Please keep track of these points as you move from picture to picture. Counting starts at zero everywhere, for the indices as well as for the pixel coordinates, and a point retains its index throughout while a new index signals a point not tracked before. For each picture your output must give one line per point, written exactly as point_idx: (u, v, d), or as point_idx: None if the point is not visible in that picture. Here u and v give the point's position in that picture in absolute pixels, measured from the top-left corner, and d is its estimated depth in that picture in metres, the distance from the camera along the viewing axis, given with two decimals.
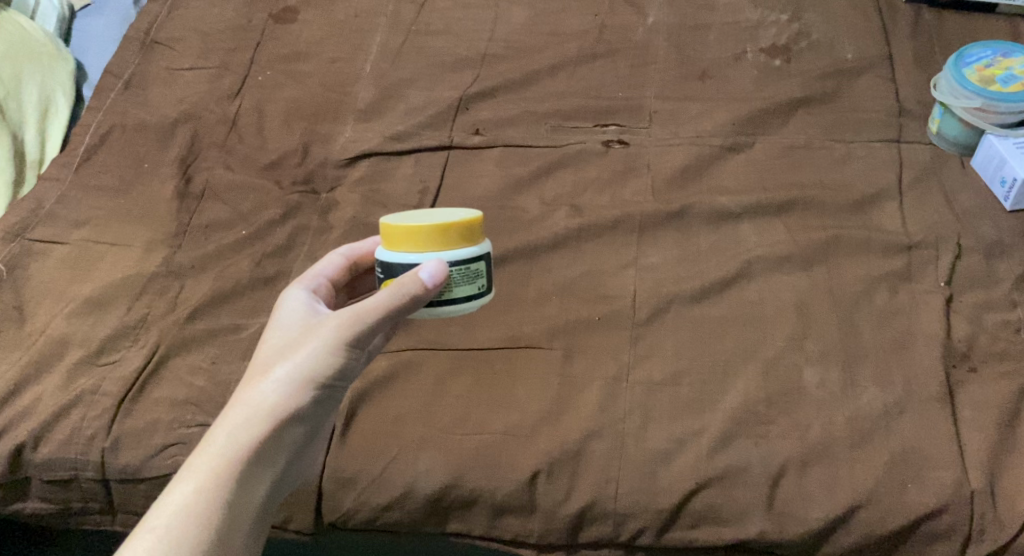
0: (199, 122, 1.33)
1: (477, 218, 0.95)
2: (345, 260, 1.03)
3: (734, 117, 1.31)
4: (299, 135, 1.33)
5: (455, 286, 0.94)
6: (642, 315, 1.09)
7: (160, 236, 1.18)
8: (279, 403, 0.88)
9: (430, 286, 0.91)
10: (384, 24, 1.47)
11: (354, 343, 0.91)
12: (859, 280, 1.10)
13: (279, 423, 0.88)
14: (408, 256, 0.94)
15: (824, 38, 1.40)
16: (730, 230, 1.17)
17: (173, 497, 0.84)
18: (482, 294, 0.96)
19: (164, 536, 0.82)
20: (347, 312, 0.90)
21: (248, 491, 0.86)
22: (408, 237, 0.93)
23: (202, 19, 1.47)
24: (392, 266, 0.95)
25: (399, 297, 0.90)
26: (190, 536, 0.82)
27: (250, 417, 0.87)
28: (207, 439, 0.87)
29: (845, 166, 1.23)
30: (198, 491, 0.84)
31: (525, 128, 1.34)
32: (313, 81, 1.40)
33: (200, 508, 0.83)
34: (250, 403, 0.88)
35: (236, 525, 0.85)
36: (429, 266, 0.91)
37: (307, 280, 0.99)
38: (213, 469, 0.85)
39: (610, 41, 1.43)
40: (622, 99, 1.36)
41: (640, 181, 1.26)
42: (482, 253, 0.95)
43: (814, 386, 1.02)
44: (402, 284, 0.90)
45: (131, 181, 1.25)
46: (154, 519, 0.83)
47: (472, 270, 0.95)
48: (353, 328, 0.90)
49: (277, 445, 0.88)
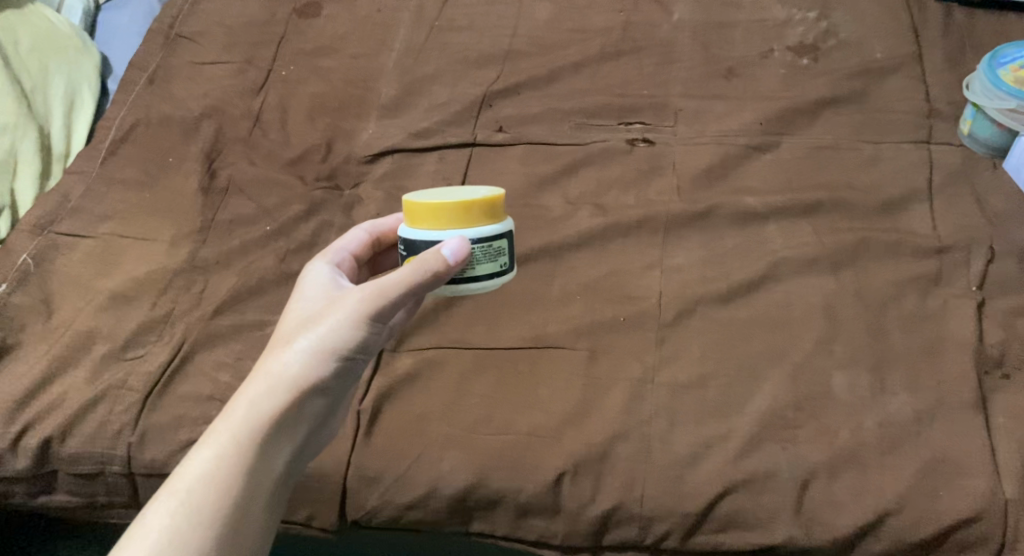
0: (222, 116, 1.33)
1: (500, 196, 0.95)
2: (368, 234, 1.03)
3: (760, 116, 1.30)
4: (323, 131, 1.33)
5: (477, 264, 0.94)
6: (667, 317, 1.08)
7: (184, 231, 1.18)
8: (301, 374, 0.88)
9: (452, 264, 0.90)
10: (408, 19, 1.46)
11: (376, 317, 0.90)
12: (888, 284, 1.09)
13: (300, 395, 0.88)
14: (429, 233, 0.94)
15: (852, 37, 1.38)
16: (757, 231, 1.17)
17: (193, 464, 0.84)
18: (504, 272, 0.96)
19: (184, 501, 0.83)
20: (370, 286, 0.89)
21: (267, 460, 0.86)
22: (429, 214, 0.93)
23: (225, 12, 1.47)
24: (413, 244, 0.95)
25: (421, 274, 0.89)
26: (209, 502, 0.83)
27: (272, 387, 0.87)
28: (229, 407, 0.87)
29: (874, 167, 1.22)
30: (219, 458, 0.84)
31: (549, 126, 1.34)
32: (337, 77, 1.40)
33: (219, 475, 0.84)
34: (271, 373, 0.87)
35: (255, 494, 0.85)
36: (451, 243, 0.91)
37: (331, 253, 0.99)
38: (233, 437, 0.85)
39: (635, 38, 1.42)
40: (647, 97, 1.35)
41: (665, 180, 1.25)
42: (504, 231, 0.95)
43: (843, 391, 1.01)
44: (425, 261, 0.89)
45: (156, 176, 1.25)
46: (175, 484, 0.84)
47: (495, 248, 0.94)
48: (376, 304, 0.89)
49: (298, 416, 0.88)
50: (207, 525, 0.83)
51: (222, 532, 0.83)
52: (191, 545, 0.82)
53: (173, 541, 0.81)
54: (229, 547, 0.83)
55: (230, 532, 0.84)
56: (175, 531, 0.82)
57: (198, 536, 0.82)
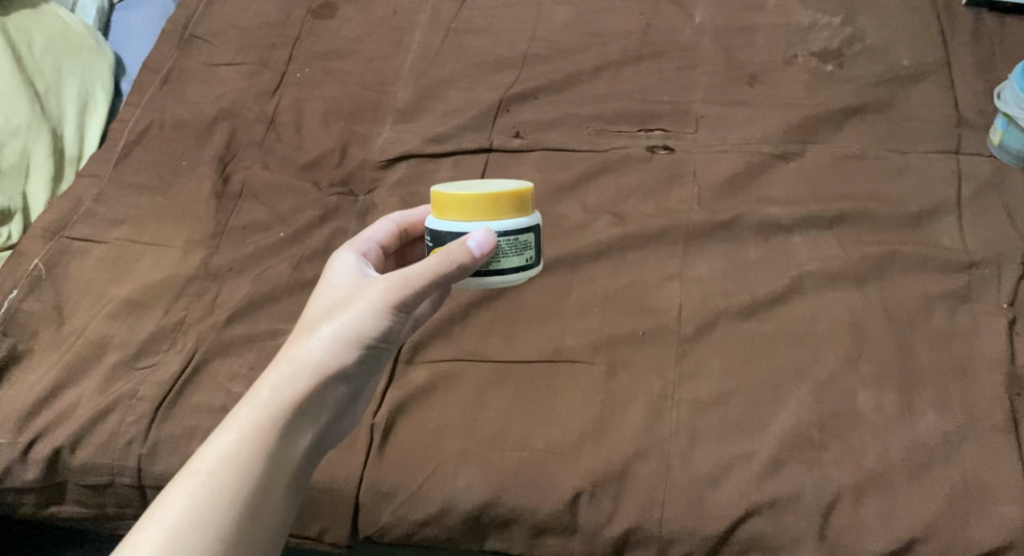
0: (237, 119, 1.31)
1: (527, 190, 0.94)
2: (395, 226, 1.04)
3: (783, 124, 1.28)
4: (338, 135, 1.31)
5: (501, 258, 0.93)
6: (687, 331, 1.06)
7: (198, 237, 1.16)
8: (324, 361, 0.88)
9: (478, 256, 0.90)
10: (425, 21, 1.44)
11: (400, 307, 0.90)
12: (915, 299, 1.06)
13: (323, 381, 0.88)
14: (455, 224, 0.93)
15: (878, 43, 1.36)
16: (780, 243, 1.15)
17: (215, 445, 0.84)
18: (530, 267, 0.94)
19: (205, 481, 0.82)
20: (395, 276, 0.90)
21: (289, 445, 0.86)
22: (456, 205, 0.92)
23: (241, 12, 1.45)
24: (439, 235, 0.94)
25: (445, 265, 0.89)
26: (230, 484, 0.83)
27: (296, 372, 0.87)
28: (253, 391, 0.87)
29: (900, 178, 1.20)
30: (241, 440, 0.84)
31: (566, 132, 1.32)
32: (353, 80, 1.38)
33: (241, 457, 0.83)
34: (296, 359, 0.88)
35: (275, 479, 0.85)
36: (477, 235, 0.90)
37: (357, 243, 1.00)
38: (256, 420, 0.85)
39: (656, 43, 1.39)
40: (667, 103, 1.32)
41: (685, 189, 1.23)
42: (530, 225, 0.94)
43: (869, 410, 0.98)
44: (450, 251, 0.89)
45: (170, 180, 1.23)
46: (196, 465, 0.83)
47: (521, 241, 0.93)
48: (400, 293, 0.89)
49: (320, 402, 0.88)
50: (227, 507, 0.82)
51: (241, 515, 0.82)
52: (211, 526, 0.81)
53: (194, 521, 0.80)
54: (248, 530, 0.82)
55: (249, 515, 0.82)
56: (195, 511, 0.81)
57: (218, 518, 0.81)
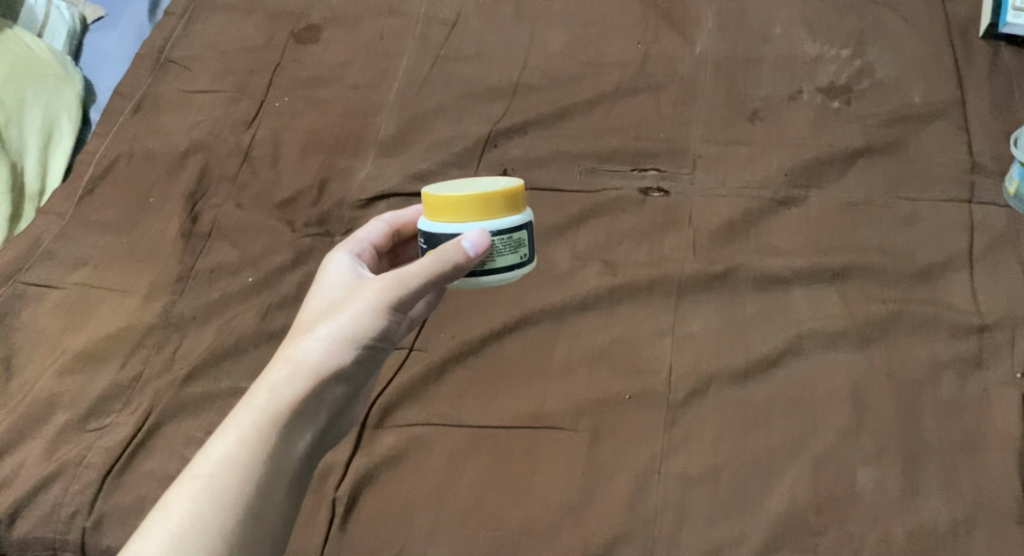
0: (210, 152, 1.25)
1: (519, 187, 0.91)
2: (387, 227, 1.01)
3: (786, 166, 1.21)
4: (317, 169, 1.25)
5: (495, 257, 0.90)
6: (678, 396, 1.00)
7: (161, 282, 1.10)
8: (322, 361, 0.84)
9: (472, 257, 0.87)
10: (412, 47, 1.38)
11: (398, 306, 0.87)
12: (922, 364, 1.00)
13: (321, 382, 0.84)
14: (449, 226, 0.90)
15: (888, 78, 1.29)
16: (780, 297, 1.08)
17: (212, 450, 0.81)
18: (524, 264, 0.92)
19: (204, 487, 0.79)
20: (392, 275, 0.86)
21: (288, 448, 0.82)
22: (448, 207, 0.90)
23: (220, 35, 1.39)
24: (434, 237, 0.91)
25: (441, 264, 0.86)
26: (229, 489, 0.79)
27: (293, 373, 0.83)
28: (249, 394, 0.83)
29: (909, 228, 1.13)
30: (240, 444, 0.80)
31: (556, 170, 1.25)
32: (334, 110, 1.32)
33: (241, 461, 0.80)
34: (292, 361, 0.84)
35: (275, 483, 0.81)
36: (471, 236, 0.88)
37: (351, 244, 0.97)
38: (253, 424, 0.81)
39: (654, 74, 1.33)
40: (664, 140, 1.26)
41: (680, 235, 1.16)
42: (524, 222, 0.91)
43: (870, 489, 0.93)
44: (445, 251, 0.86)
45: (135, 218, 1.17)
46: (194, 471, 0.80)
47: (515, 239, 0.91)
48: (398, 292, 0.86)
49: (318, 403, 0.84)
50: (227, 513, 0.78)
51: (242, 521, 0.79)
52: (211, 533, 0.77)
53: (194, 528, 0.77)
54: (249, 537, 0.79)
55: (251, 520, 0.79)
56: (195, 518, 0.78)
57: (219, 525, 0.78)
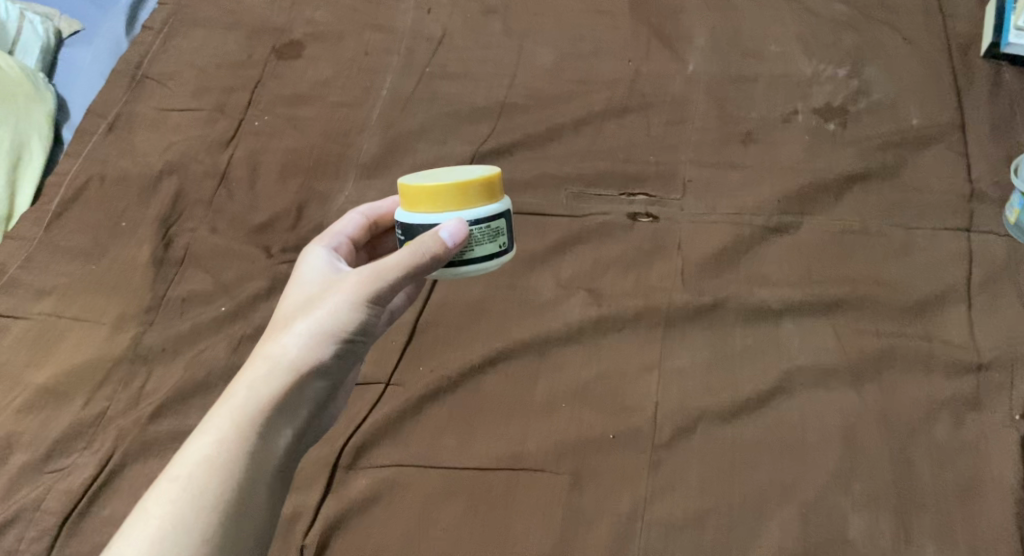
0: (186, 174, 1.21)
1: (496, 175, 0.91)
2: (364, 219, 1.01)
3: (779, 192, 1.17)
4: (296, 192, 1.21)
5: (473, 247, 0.90)
6: (663, 437, 0.97)
7: (130, 311, 1.07)
8: (301, 356, 0.84)
9: (450, 246, 0.87)
10: (397, 64, 1.34)
11: (376, 300, 0.87)
12: (916, 405, 0.97)
13: (301, 376, 0.84)
14: (427, 217, 0.90)
15: (885, 99, 1.25)
16: (770, 330, 1.05)
17: (193, 447, 0.80)
18: (502, 253, 0.92)
19: (187, 485, 0.78)
20: (368, 269, 0.86)
21: (270, 441, 0.82)
22: (426, 198, 0.89)
23: (199, 51, 1.35)
24: (411, 229, 0.91)
25: (418, 256, 0.86)
26: (213, 485, 0.79)
27: (272, 369, 0.83)
28: (229, 390, 0.83)
29: (905, 258, 1.09)
30: (222, 440, 0.80)
31: (542, 193, 1.22)
32: (315, 129, 1.28)
33: (223, 458, 0.79)
34: (271, 357, 0.84)
35: (258, 477, 0.81)
36: (448, 225, 0.88)
37: (327, 239, 0.98)
38: (234, 420, 0.81)
39: (644, 93, 1.29)
40: (653, 163, 1.22)
41: (668, 263, 1.12)
42: (502, 210, 0.91)
43: (861, 539, 0.90)
44: (421, 243, 0.86)
45: (106, 243, 1.13)
46: (177, 468, 0.79)
47: (493, 228, 0.91)
48: (375, 286, 0.86)
49: (299, 397, 0.84)
50: (212, 509, 0.78)
51: (228, 514, 0.79)
52: (197, 529, 0.77)
53: (179, 525, 0.77)
54: (233, 532, 0.79)
55: (236, 514, 0.79)
56: (179, 516, 0.77)
57: (204, 520, 0.78)
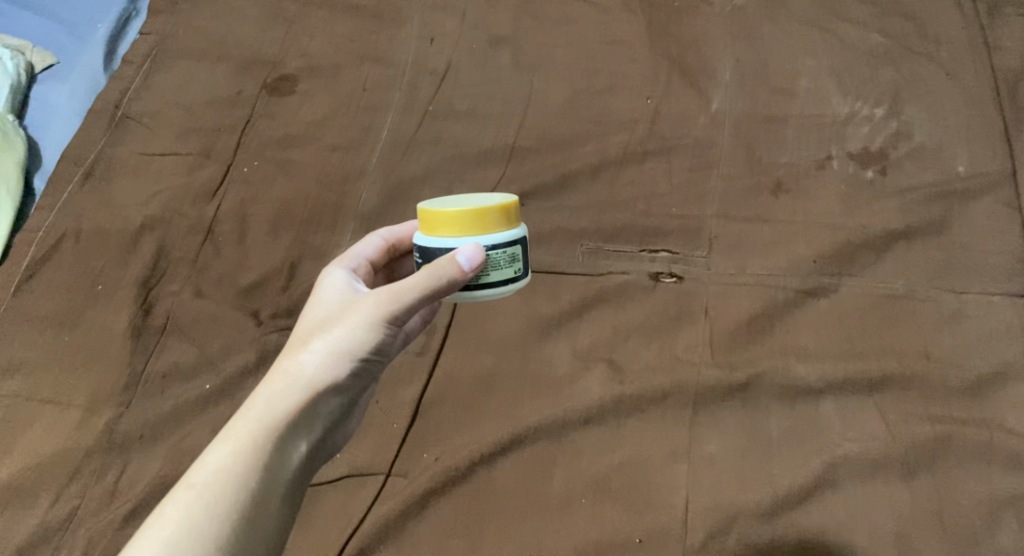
0: (168, 228, 1.11)
1: (515, 200, 0.86)
2: (384, 242, 0.95)
3: (815, 251, 1.08)
4: (289, 247, 1.11)
5: (490, 271, 0.84)
6: (694, 540, 0.90)
7: (104, 392, 0.99)
8: (319, 373, 0.79)
9: (468, 271, 0.82)
10: (398, 101, 1.23)
11: (394, 321, 0.82)
12: (976, 505, 0.90)
13: (318, 393, 0.79)
14: (445, 240, 0.84)
15: (929, 141, 1.15)
16: (811, 410, 0.95)
17: (208, 458, 0.75)
18: (519, 279, 0.86)
19: (202, 493, 0.73)
20: (386, 289, 0.82)
21: (285, 457, 0.77)
22: (444, 221, 0.84)
23: (184, 87, 1.24)
24: (429, 252, 0.85)
25: (435, 279, 0.81)
26: (226, 497, 0.74)
27: (289, 385, 0.78)
28: (246, 404, 0.78)
29: (956, 328, 1.00)
30: (239, 450, 0.75)
31: (556, 249, 1.12)
32: (309, 175, 1.18)
33: (239, 469, 0.75)
34: (289, 372, 0.79)
35: (272, 492, 0.76)
36: (466, 249, 0.82)
37: (346, 260, 0.92)
38: (250, 433, 0.76)
39: (664, 136, 1.19)
40: (676, 217, 1.12)
41: (695, 332, 1.03)
42: (521, 236, 0.85)
43: None
44: (439, 265, 0.81)
45: (80, 310, 1.04)
46: (191, 479, 0.75)
47: (510, 254, 0.85)
48: (393, 305, 0.81)
49: (314, 415, 0.79)
50: (225, 519, 0.73)
51: (239, 530, 0.73)
52: (209, 538, 0.72)
53: (191, 533, 0.72)
54: (245, 545, 0.73)
55: (248, 527, 0.74)
56: (192, 525, 0.72)
57: (217, 530, 0.73)
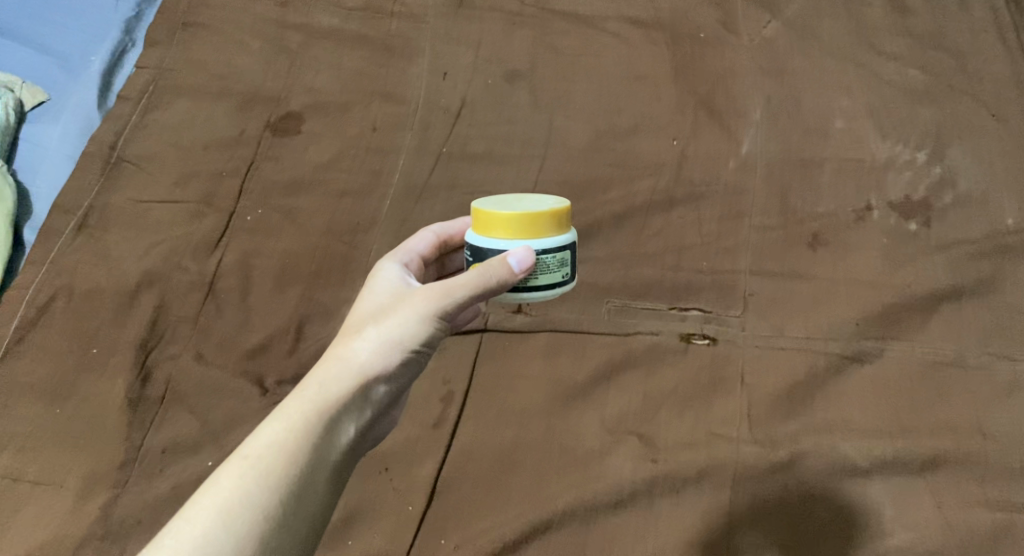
0: (168, 286, 1.05)
1: (567, 205, 0.86)
2: (436, 238, 0.95)
3: (858, 312, 1.01)
4: (296, 306, 1.05)
5: (538, 274, 0.85)
6: None
7: (99, 470, 0.96)
8: (370, 361, 0.80)
9: (517, 273, 0.82)
10: (410, 143, 1.15)
11: (444, 316, 0.82)
12: None
13: (368, 380, 0.79)
14: (496, 241, 0.85)
15: (975, 190, 1.05)
16: (858, 491, 0.93)
17: (261, 433, 0.76)
18: (565, 284, 0.86)
19: (255, 464, 0.74)
20: (437, 285, 0.82)
21: (334, 438, 0.77)
22: (496, 224, 0.84)
23: (183, 126, 1.15)
24: (480, 251, 0.86)
25: (484, 278, 0.81)
26: (278, 470, 0.74)
27: (341, 370, 0.79)
28: (300, 385, 0.79)
29: (1012, 401, 0.95)
30: (293, 426, 0.76)
31: (581, 306, 1.04)
32: (316, 224, 1.10)
33: (291, 445, 0.75)
34: (341, 358, 0.80)
35: (320, 470, 0.76)
36: (517, 252, 0.83)
37: (398, 255, 0.92)
38: (304, 412, 0.76)
39: (694, 181, 1.09)
40: (708, 273, 1.05)
41: (730, 402, 0.97)
42: (570, 241, 0.86)
43: None
44: (488, 266, 0.82)
45: (73, 378, 1.00)
46: (245, 450, 0.75)
47: (559, 258, 0.85)
48: (443, 301, 0.81)
49: (364, 402, 0.79)
50: (276, 491, 0.73)
51: (287, 502, 0.73)
52: (260, 507, 0.72)
53: (243, 501, 0.72)
54: (292, 519, 0.73)
55: (296, 501, 0.74)
56: (245, 493, 0.72)
57: (268, 501, 0.73)
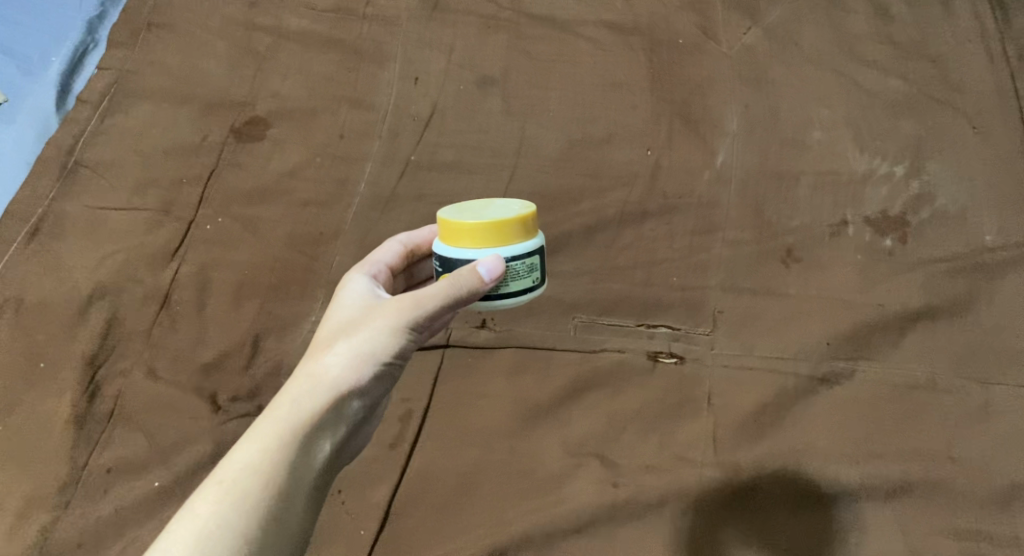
0: (121, 299, 1.03)
1: (533, 210, 0.82)
2: (403, 248, 0.91)
3: (830, 332, 0.98)
4: (252, 320, 1.03)
5: (508, 282, 0.81)
6: None
7: (42, 490, 0.94)
8: (342, 376, 0.77)
9: (487, 282, 0.79)
10: (377, 151, 1.11)
11: (416, 328, 0.79)
12: None
13: (341, 396, 0.77)
14: (464, 251, 0.81)
15: (953, 206, 1.02)
16: (822, 518, 0.91)
17: (234, 455, 0.74)
18: (536, 289, 0.83)
19: (229, 488, 0.72)
20: (407, 297, 0.79)
21: (309, 456, 0.75)
22: (463, 233, 0.81)
23: (142, 131, 1.12)
24: (449, 262, 0.82)
25: (454, 289, 0.78)
26: (254, 493, 0.72)
27: (313, 388, 0.76)
28: (273, 403, 0.76)
29: (985, 426, 0.93)
30: (267, 447, 0.74)
31: (547, 321, 1.02)
32: (277, 235, 1.07)
33: (265, 467, 0.73)
34: (312, 374, 0.77)
35: (297, 490, 0.74)
36: (486, 261, 0.79)
37: (366, 265, 0.88)
38: (276, 433, 0.74)
39: (666, 193, 1.06)
40: (678, 289, 1.02)
41: (697, 424, 0.95)
42: (539, 246, 0.82)
43: None
44: (458, 277, 0.78)
45: (19, 393, 0.98)
46: (219, 474, 0.73)
47: (528, 264, 0.81)
48: (414, 312, 0.78)
49: (339, 417, 0.77)
50: (252, 514, 0.71)
51: (265, 525, 0.72)
52: (237, 532, 0.71)
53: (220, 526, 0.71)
54: (270, 542, 0.71)
55: (275, 526, 0.72)
56: (221, 518, 0.71)
57: (245, 524, 0.71)
